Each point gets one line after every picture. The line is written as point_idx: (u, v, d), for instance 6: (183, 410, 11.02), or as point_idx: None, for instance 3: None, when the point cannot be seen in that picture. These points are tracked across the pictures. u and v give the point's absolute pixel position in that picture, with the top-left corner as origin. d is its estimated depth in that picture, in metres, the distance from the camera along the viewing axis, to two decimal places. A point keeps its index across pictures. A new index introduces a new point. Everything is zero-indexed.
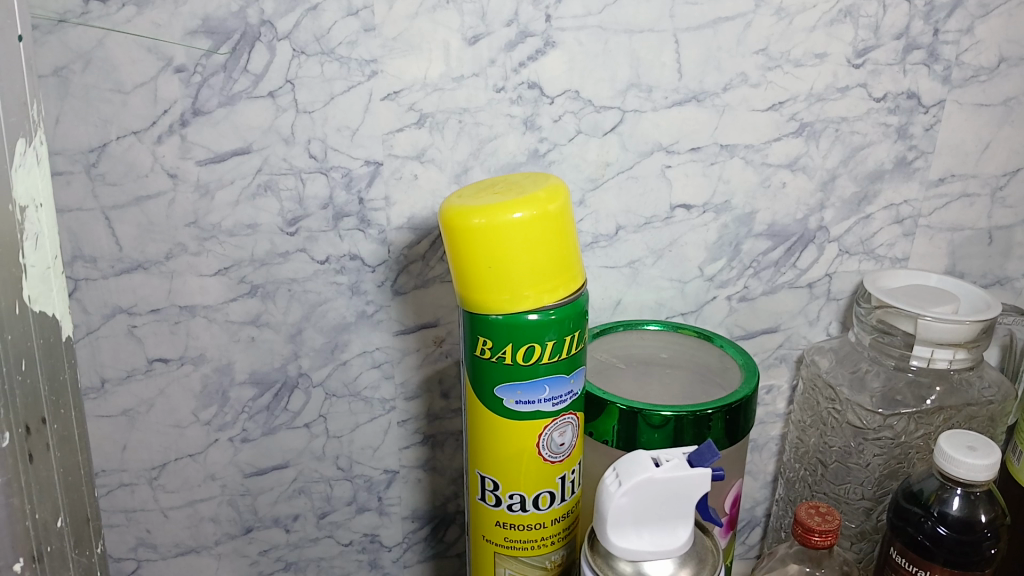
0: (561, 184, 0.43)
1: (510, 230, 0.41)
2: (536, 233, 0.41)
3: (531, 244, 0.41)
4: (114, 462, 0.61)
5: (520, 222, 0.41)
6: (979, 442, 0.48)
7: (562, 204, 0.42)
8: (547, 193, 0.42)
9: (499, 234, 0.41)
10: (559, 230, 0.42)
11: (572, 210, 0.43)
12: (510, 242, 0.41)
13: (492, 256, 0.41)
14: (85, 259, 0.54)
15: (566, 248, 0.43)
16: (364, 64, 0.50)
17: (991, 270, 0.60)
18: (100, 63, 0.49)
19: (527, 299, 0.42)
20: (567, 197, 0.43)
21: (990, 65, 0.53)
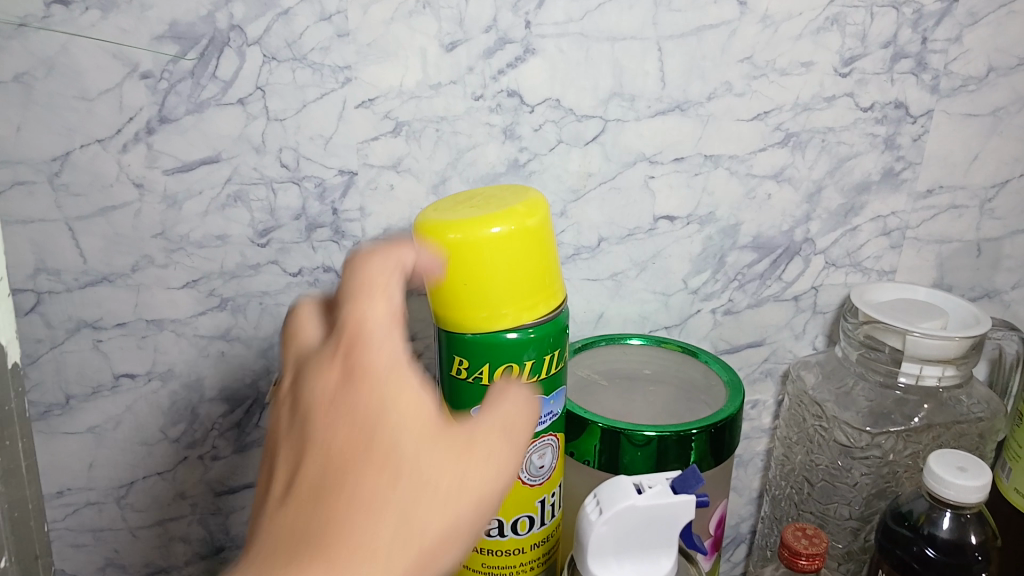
0: (542, 200, 0.42)
1: (489, 246, 0.39)
2: (515, 249, 0.40)
3: (509, 260, 0.40)
4: (80, 481, 0.58)
5: (499, 237, 0.39)
6: (968, 463, 0.47)
7: (542, 220, 0.40)
8: (526, 207, 0.40)
9: (476, 249, 0.39)
10: (539, 246, 0.40)
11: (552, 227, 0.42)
12: (488, 258, 0.39)
13: (468, 273, 0.40)
14: (48, 272, 0.52)
15: (546, 264, 0.41)
16: (338, 71, 0.48)
17: (979, 283, 0.59)
18: (64, 69, 0.47)
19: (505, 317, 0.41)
20: (548, 214, 0.41)
21: (978, 75, 0.52)
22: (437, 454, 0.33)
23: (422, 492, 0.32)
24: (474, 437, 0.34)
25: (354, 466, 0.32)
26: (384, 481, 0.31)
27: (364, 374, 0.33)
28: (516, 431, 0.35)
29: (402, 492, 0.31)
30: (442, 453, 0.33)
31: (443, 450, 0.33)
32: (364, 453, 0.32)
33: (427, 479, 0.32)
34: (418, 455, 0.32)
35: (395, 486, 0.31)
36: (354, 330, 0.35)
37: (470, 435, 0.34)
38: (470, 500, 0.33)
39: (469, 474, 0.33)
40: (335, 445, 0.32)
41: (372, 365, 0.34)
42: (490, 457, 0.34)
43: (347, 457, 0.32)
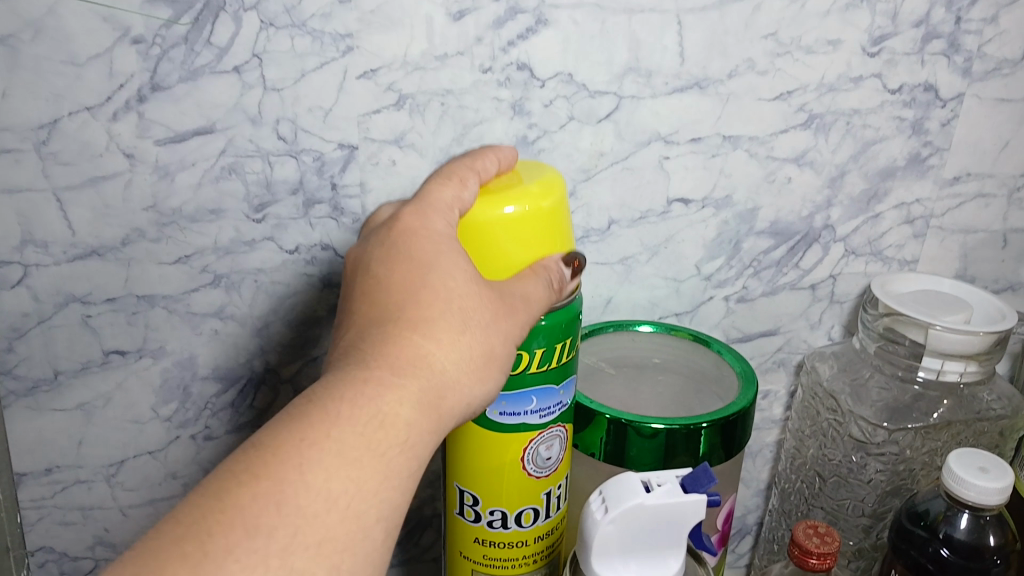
0: (559, 183, 0.40)
1: (492, 223, 0.38)
2: (520, 229, 0.38)
3: (512, 239, 0.38)
4: (70, 458, 0.57)
5: (504, 215, 0.38)
6: (990, 464, 0.45)
7: (554, 203, 0.39)
8: (540, 188, 0.39)
9: (479, 225, 0.38)
10: (547, 230, 0.39)
11: (568, 211, 0.40)
12: (491, 235, 0.38)
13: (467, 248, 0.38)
14: (36, 244, 0.50)
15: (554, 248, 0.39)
16: (339, 39, 0.46)
17: (1003, 275, 0.56)
18: (51, 32, 0.44)
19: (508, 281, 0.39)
20: (563, 199, 0.40)
21: (1014, 58, 0.50)
22: (485, 313, 0.36)
23: (465, 317, 0.35)
24: (516, 305, 0.37)
25: (410, 312, 0.35)
26: (439, 333, 0.35)
27: (426, 229, 0.36)
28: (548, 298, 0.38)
29: (456, 349, 0.35)
30: (488, 313, 0.36)
31: (489, 308, 0.36)
32: (424, 306, 0.35)
33: (475, 340, 0.35)
34: (468, 314, 0.35)
35: (449, 342, 0.35)
36: (420, 212, 0.37)
37: (514, 294, 0.37)
38: (504, 363, 0.37)
39: (508, 338, 0.37)
40: (394, 282, 0.36)
41: (431, 229, 0.37)
42: (526, 316, 0.37)
43: (407, 305, 0.35)
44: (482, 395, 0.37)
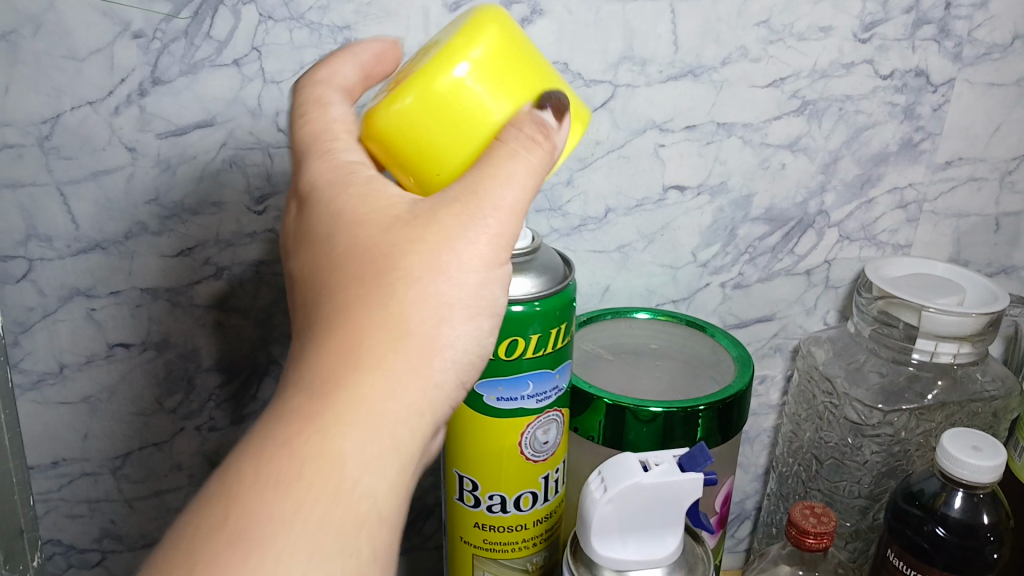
0: (487, 17, 0.34)
1: (434, 114, 0.33)
2: (466, 100, 0.33)
3: (466, 121, 0.34)
4: (75, 451, 0.57)
5: (441, 95, 0.33)
6: (984, 443, 0.46)
7: (488, 45, 0.34)
8: (463, 40, 0.33)
9: (420, 123, 0.34)
10: (499, 82, 0.34)
11: (513, 41, 0.35)
12: (440, 127, 0.34)
13: (422, 149, 0.34)
14: (39, 239, 0.51)
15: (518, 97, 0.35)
16: (336, 31, 0.46)
17: (996, 258, 0.57)
18: (52, 27, 0.45)
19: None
20: (497, 32, 0.34)
21: (1004, 42, 0.50)
22: (409, 233, 0.32)
23: (400, 257, 0.32)
24: (460, 203, 0.32)
25: (336, 286, 0.32)
26: (360, 293, 0.31)
27: (312, 213, 0.34)
28: (489, 163, 0.33)
29: (388, 293, 0.31)
30: (413, 232, 0.32)
31: (413, 226, 0.32)
32: (337, 278, 0.32)
33: (407, 268, 0.31)
34: (386, 251, 0.32)
35: (372, 292, 0.31)
36: (311, 164, 0.36)
37: (442, 194, 0.33)
38: (476, 268, 0.32)
39: (465, 242, 0.32)
40: (313, 269, 0.34)
41: (320, 179, 0.35)
42: (474, 207, 0.32)
43: (322, 287, 0.33)
44: (463, 317, 0.32)
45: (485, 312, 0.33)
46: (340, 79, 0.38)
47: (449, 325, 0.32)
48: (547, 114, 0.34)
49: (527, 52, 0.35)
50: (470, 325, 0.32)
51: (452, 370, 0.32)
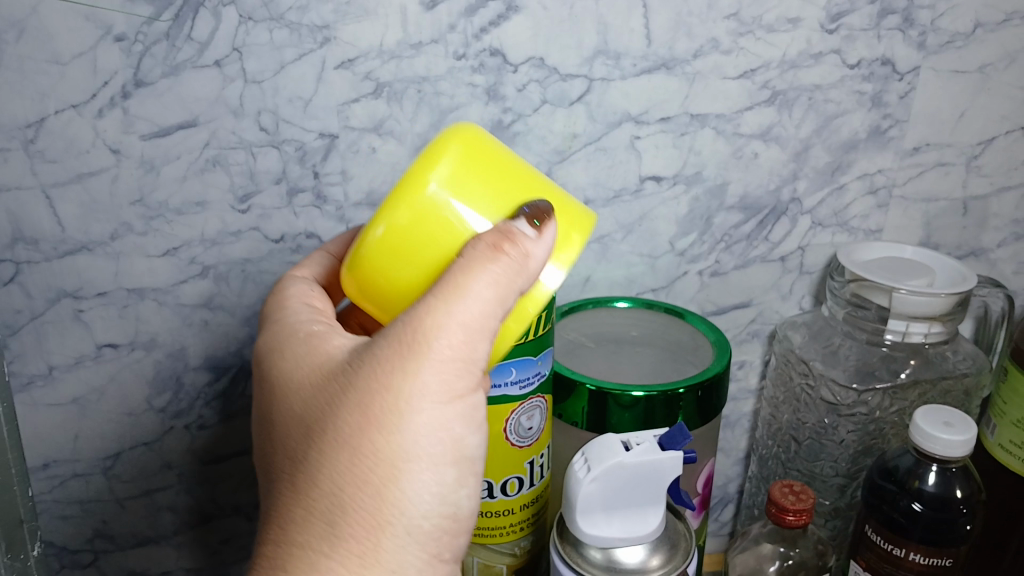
0: (448, 136, 0.36)
1: (405, 240, 0.35)
2: (431, 225, 0.34)
3: (441, 242, 0.35)
4: (65, 452, 0.58)
5: (410, 219, 0.34)
6: (955, 418, 0.48)
7: (450, 161, 0.35)
8: (424, 163, 0.35)
9: (394, 252, 0.35)
10: (468, 196, 0.35)
11: (478, 152, 0.36)
12: (415, 250, 0.35)
13: (403, 280, 0.35)
14: (26, 241, 0.51)
15: (493, 208, 0.35)
16: (316, 31, 0.47)
17: (965, 241, 0.59)
18: (35, 32, 0.46)
19: (528, 317, 0.37)
20: (460, 147, 0.35)
21: (966, 31, 0.52)
22: (351, 394, 0.35)
23: (346, 430, 0.35)
24: (404, 344, 0.34)
25: (301, 458, 0.36)
26: (315, 450, 0.35)
27: (280, 363, 0.39)
28: (427, 312, 0.33)
29: (338, 451, 0.35)
30: (354, 391, 0.35)
31: (355, 385, 0.35)
32: (295, 437, 0.37)
33: (352, 427, 0.35)
34: (334, 413, 0.35)
35: (326, 452, 0.35)
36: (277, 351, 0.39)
37: (379, 348, 0.34)
38: (423, 416, 0.34)
39: (408, 396, 0.34)
40: (282, 436, 0.38)
41: (283, 359, 0.39)
42: (411, 360, 0.34)
43: (287, 443, 0.37)
44: (416, 465, 0.35)
45: (442, 456, 0.35)
46: (321, 254, 0.47)
47: (403, 470, 0.35)
48: (523, 223, 0.35)
49: (495, 158, 0.36)
50: (427, 469, 0.35)
51: (416, 515, 0.35)
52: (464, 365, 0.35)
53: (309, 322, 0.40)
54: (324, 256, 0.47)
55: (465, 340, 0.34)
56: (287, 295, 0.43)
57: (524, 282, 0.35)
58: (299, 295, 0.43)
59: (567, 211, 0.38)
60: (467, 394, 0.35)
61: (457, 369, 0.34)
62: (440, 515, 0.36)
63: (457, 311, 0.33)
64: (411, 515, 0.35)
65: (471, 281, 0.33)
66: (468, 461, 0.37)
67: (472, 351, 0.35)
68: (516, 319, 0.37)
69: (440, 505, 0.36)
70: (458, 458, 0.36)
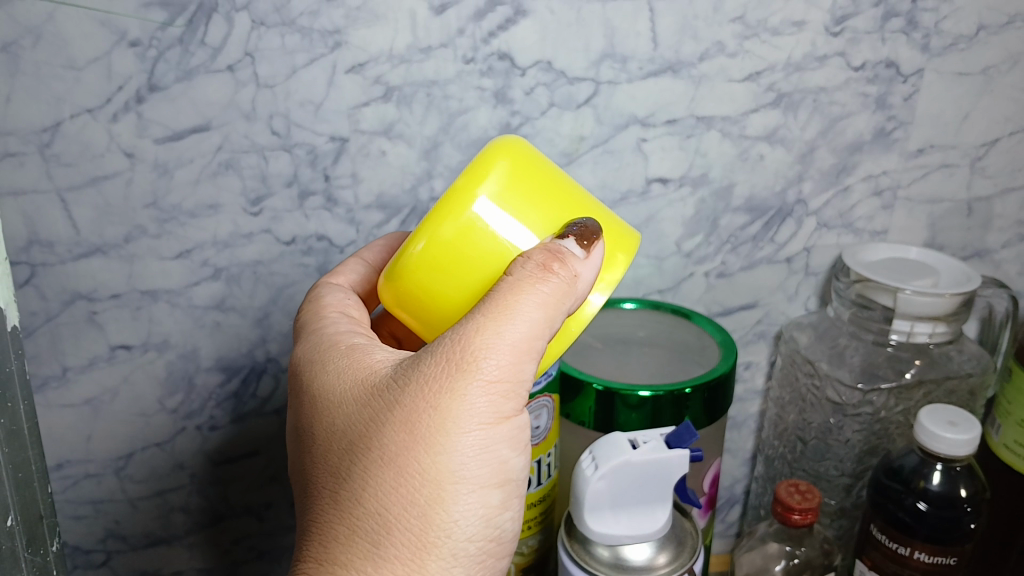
0: (492, 151, 0.38)
1: (450, 254, 0.36)
2: (473, 238, 0.36)
3: (486, 256, 0.36)
4: (79, 452, 0.59)
5: (456, 234, 0.36)
6: (959, 418, 0.48)
7: (496, 177, 0.37)
8: (471, 179, 0.37)
9: (439, 266, 0.36)
10: (513, 212, 0.37)
11: (521, 167, 0.38)
12: (459, 264, 0.36)
13: (448, 293, 0.37)
14: (41, 244, 0.52)
15: (535, 222, 0.37)
16: (327, 36, 0.48)
17: (970, 242, 0.59)
18: (51, 38, 0.46)
19: (569, 335, 0.39)
20: (505, 162, 0.37)
21: (970, 33, 0.52)
22: (395, 411, 0.34)
23: (387, 445, 0.34)
24: (450, 364, 0.33)
25: (341, 475, 0.35)
26: (358, 468, 0.34)
27: (318, 378, 0.38)
28: (477, 333, 0.33)
29: (383, 468, 0.34)
30: (399, 408, 0.34)
31: (400, 401, 0.34)
32: (335, 455, 0.36)
33: (397, 445, 0.34)
34: (378, 429, 0.34)
35: (371, 470, 0.34)
36: (313, 371, 0.39)
37: (426, 365, 0.34)
38: (471, 436, 0.33)
39: (456, 414, 0.33)
40: (318, 454, 0.37)
41: (322, 374, 0.38)
42: (460, 377, 0.33)
43: (325, 459, 0.36)
44: (463, 487, 0.34)
45: (489, 478, 0.34)
46: (357, 261, 0.48)
47: (450, 490, 0.34)
48: (571, 242, 0.36)
49: (537, 173, 0.38)
50: (473, 490, 0.34)
51: (460, 538, 0.34)
52: (512, 385, 0.34)
53: (350, 336, 0.40)
54: (359, 263, 0.47)
55: (513, 360, 0.34)
56: (326, 312, 0.43)
57: (571, 304, 0.35)
58: (338, 315, 0.43)
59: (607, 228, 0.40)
60: (514, 415, 0.35)
61: (505, 388, 0.34)
62: (484, 538, 0.35)
63: (507, 333, 0.33)
64: (456, 538, 0.34)
65: (520, 301, 0.34)
66: (514, 486, 0.35)
67: (521, 372, 0.34)
68: (559, 340, 0.39)
69: (484, 529, 0.35)
70: (504, 482, 0.35)
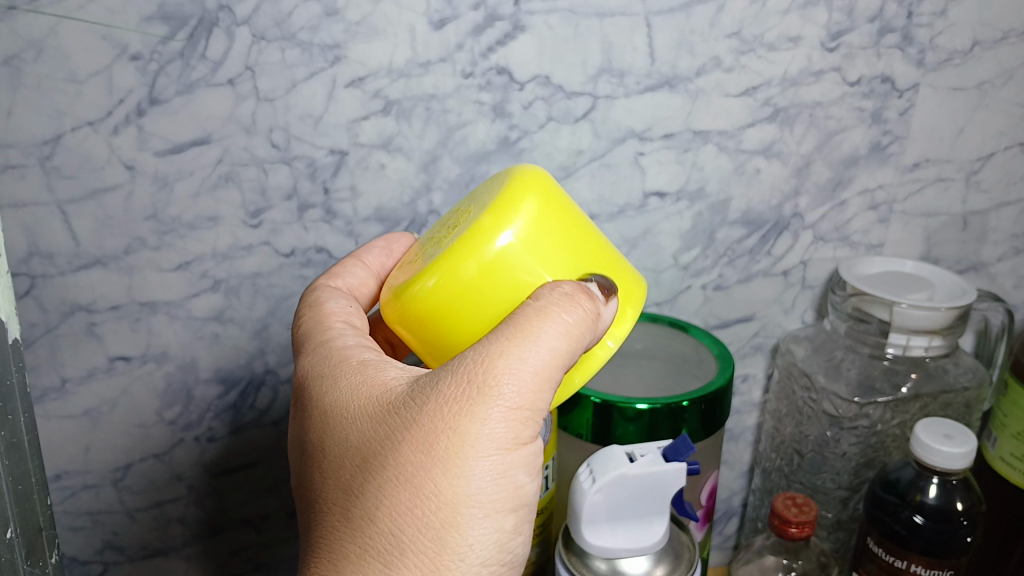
0: (522, 188, 0.39)
1: (469, 283, 0.38)
2: (496, 276, 0.38)
3: (503, 288, 0.38)
4: (77, 463, 0.59)
5: (478, 265, 0.38)
6: (955, 431, 0.49)
7: (525, 215, 0.38)
8: (497, 217, 0.38)
9: (456, 293, 0.38)
10: (536, 251, 0.38)
11: (548, 208, 0.39)
12: (477, 293, 0.38)
13: (463, 323, 0.39)
14: (41, 256, 0.52)
15: (557, 264, 0.39)
16: (327, 50, 0.48)
17: (966, 256, 0.59)
18: (53, 52, 0.47)
19: (572, 385, 0.41)
20: (534, 202, 0.39)
21: (964, 49, 0.53)
22: (412, 430, 0.34)
23: (403, 464, 0.34)
24: (469, 386, 0.33)
25: (353, 493, 0.35)
26: (371, 486, 0.34)
27: (330, 394, 0.38)
28: (498, 357, 0.34)
29: (398, 488, 0.34)
30: (415, 427, 0.34)
31: (417, 421, 0.34)
32: (347, 472, 0.36)
33: (413, 465, 0.33)
34: (393, 448, 0.34)
35: (386, 489, 0.34)
36: (324, 385, 0.39)
37: (445, 387, 0.34)
38: (488, 460, 0.33)
39: (473, 437, 0.33)
40: (330, 469, 0.37)
41: (334, 389, 0.38)
42: (479, 400, 0.33)
43: (336, 476, 0.36)
44: (478, 511, 0.34)
45: (505, 503, 0.34)
46: (356, 262, 0.47)
47: (465, 513, 0.33)
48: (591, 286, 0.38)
49: (563, 216, 0.40)
50: (488, 514, 0.34)
51: (473, 562, 0.34)
52: (531, 411, 0.34)
53: (362, 352, 0.40)
54: (361, 268, 0.47)
55: (532, 387, 0.34)
56: (333, 325, 0.43)
57: (588, 341, 0.36)
58: (345, 328, 0.43)
59: (622, 281, 0.42)
60: (531, 441, 0.35)
61: (524, 413, 0.34)
62: (496, 563, 0.35)
63: (528, 360, 0.34)
64: (469, 562, 0.34)
65: (541, 329, 0.34)
66: (527, 511, 0.35)
67: (539, 398, 0.34)
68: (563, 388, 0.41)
69: (497, 553, 0.35)
70: (519, 507, 0.35)
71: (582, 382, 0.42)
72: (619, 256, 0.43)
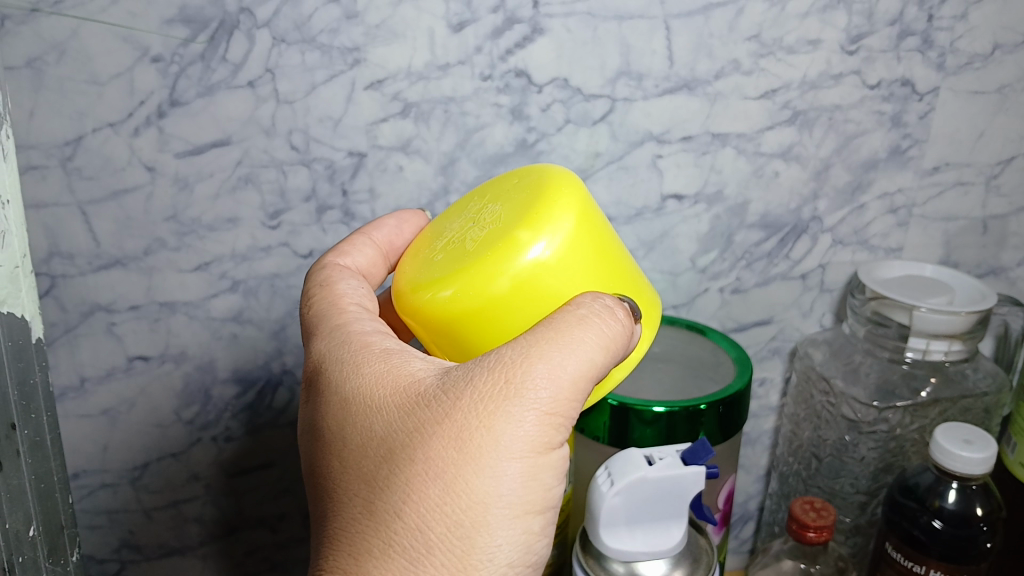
0: (563, 199, 0.40)
1: (501, 287, 0.38)
2: (523, 291, 0.38)
3: (534, 296, 0.38)
4: (95, 462, 0.59)
5: (514, 269, 0.38)
6: (974, 436, 0.48)
7: (566, 228, 0.39)
8: (532, 232, 0.39)
9: (487, 295, 0.38)
10: (569, 267, 0.39)
11: (586, 223, 0.40)
12: (507, 297, 0.38)
13: (483, 330, 0.39)
14: (62, 256, 0.53)
15: (590, 281, 0.39)
16: (346, 52, 0.49)
17: (984, 260, 0.59)
18: (75, 53, 0.47)
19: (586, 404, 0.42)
20: (575, 214, 0.39)
21: (984, 52, 0.52)
22: (444, 425, 0.34)
23: (432, 457, 0.34)
24: (504, 384, 0.34)
25: (377, 484, 0.35)
26: (399, 481, 0.34)
27: (352, 383, 0.38)
28: (537, 359, 0.34)
29: (427, 482, 0.33)
30: (448, 422, 0.34)
31: (450, 416, 0.34)
32: (372, 464, 0.35)
33: (445, 460, 0.33)
34: (424, 442, 0.34)
35: (413, 483, 0.34)
36: (345, 374, 0.39)
37: (479, 382, 0.34)
38: (520, 461, 0.34)
39: (507, 436, 0.33)
40: (352, 459, 0.36)
41: (356, 379, 0.38)
42: (516, 399, 0.33)
43: (360, 469, 0.36)
44: (505, 513, 0.34)
45: (533, 505, 0.34)
46: (366, 240, 0.47)
47: (494, 513, 0.33)
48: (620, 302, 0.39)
49: (599, 234, 0.40)
50: (516, 516, 0.34)
51: (500, 564, 0.34)
52: (564, 416, 0.34)
53: (382, 341, 0.40)
54: (370, 247, 0.47)
55: (568, 391, 0.34)
56: (348, 309, 0.43)
57: (621, 358, 0.37)
58: (363, 315, 0.43)
59: (644, 302, 0.42)
60: (560, 445, 0.35)
61: (558, 415, 0.34)
62: (520, 565, 0.35)
63: (564, 365, 0.34)
64: (496, 562, 0.34)
65: (582, 337, 0.35)
66: (553, 514, 0.35)
67: (573, 403, 0.35)
68: None
69: (524, 556, 0.34)
70: (546, 509, 0.35)
71: (593, 400, 0.42)
72: (637, 271, 0.43)
